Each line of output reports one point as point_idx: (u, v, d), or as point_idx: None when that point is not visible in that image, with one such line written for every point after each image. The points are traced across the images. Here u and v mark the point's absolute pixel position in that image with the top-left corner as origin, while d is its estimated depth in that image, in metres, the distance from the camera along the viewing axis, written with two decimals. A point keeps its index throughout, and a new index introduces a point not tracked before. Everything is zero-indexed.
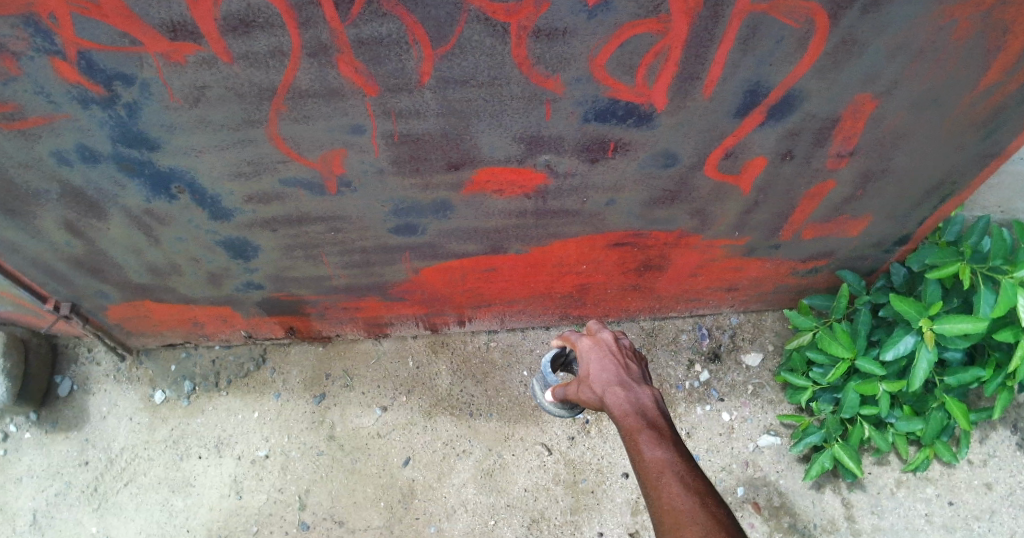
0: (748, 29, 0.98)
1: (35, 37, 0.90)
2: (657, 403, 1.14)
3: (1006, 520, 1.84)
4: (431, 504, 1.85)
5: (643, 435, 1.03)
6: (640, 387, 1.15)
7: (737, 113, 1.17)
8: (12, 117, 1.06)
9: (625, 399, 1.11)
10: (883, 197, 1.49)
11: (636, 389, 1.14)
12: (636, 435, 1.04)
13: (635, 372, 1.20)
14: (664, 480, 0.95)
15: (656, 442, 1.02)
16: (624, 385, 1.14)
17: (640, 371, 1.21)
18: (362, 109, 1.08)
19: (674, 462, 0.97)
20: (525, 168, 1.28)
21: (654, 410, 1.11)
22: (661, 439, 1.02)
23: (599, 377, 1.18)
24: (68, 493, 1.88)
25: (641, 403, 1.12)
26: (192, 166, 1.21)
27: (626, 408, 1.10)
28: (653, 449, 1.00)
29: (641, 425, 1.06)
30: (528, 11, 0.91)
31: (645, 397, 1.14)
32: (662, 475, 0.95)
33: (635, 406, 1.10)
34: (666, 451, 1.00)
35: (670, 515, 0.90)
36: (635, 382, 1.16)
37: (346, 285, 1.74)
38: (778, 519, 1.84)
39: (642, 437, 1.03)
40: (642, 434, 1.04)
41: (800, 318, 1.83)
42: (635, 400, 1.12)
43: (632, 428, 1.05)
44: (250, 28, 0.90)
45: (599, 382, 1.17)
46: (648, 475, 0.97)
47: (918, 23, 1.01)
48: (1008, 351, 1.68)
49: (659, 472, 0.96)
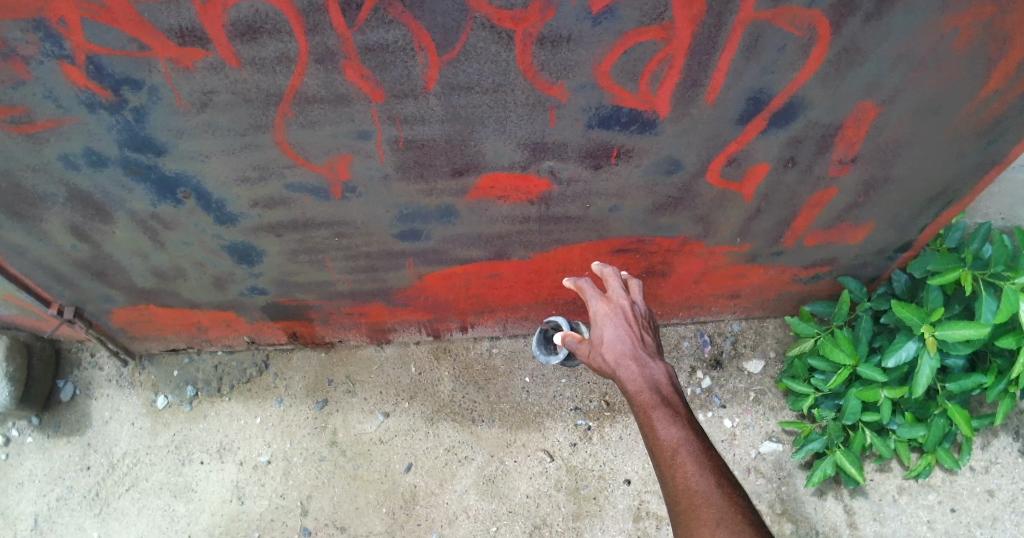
0: (751, 36, 0.99)
1: (45, 41, 0.91)
2: (670, 379, 1.12)
3: (1009, 527, 1.83)
4: (433, 509, 1.84)
5: (658, 413, 1.03)
6: (655, 361, 1.13)
7: (740, 120, 1.18)
8: (21, 120, 1.07)
9: (639, 374, 1.10)
10: (885, 205, 1.51)
11: (651, 364, 1.12)
12: (651, 412, 1.03)
13: (650, 343, 1.17)
14: (679, 459, 0.95)
15: (671, 420, 1.01)
16: (639, 360, 1.12)
17: (655, 343, 1.18)
18: (368, 115, 1.09)
19: (689, 442, 0.97)
20: (529, 175, 1.29)
21: (669, 386, 1.10)
22: (675, 417, 1.02)
23: (613, 346, 1.15)
24: (69, 498, 1.88)
25: (655, 379, 1.10)
26: (198, 171, 1.22)
27: (640, 383, 1.09)
28: (668, 427, 1.00)
29: (655, 403, 1.05)
30: (534, 18, 0.92)
31: (659, 372, 1.12)
32: (677, 455, 0.96)
33: (649, 381, 1.09)
34: (680, 429, 0.99)
35: (685, 495, 0.91)
36: (650, 357, 1.13)
37: (350, 290, 1.75)
38: (780, 525, 1.84)
39: (656, 414, 1.02)
40: (656, 411, 1.03)
41: (802, 325, 1.84)
42: (650, 376, 1.10)
43: (647, 405, 1.05)
44: (260, 34, 0.92)
45: (613, 352, 1.14)
46: (662, 453, 0.97)
47: (919, 32, 1.03)
48: (1011, 358, 1.67)
49: (674, 451, 0.96)
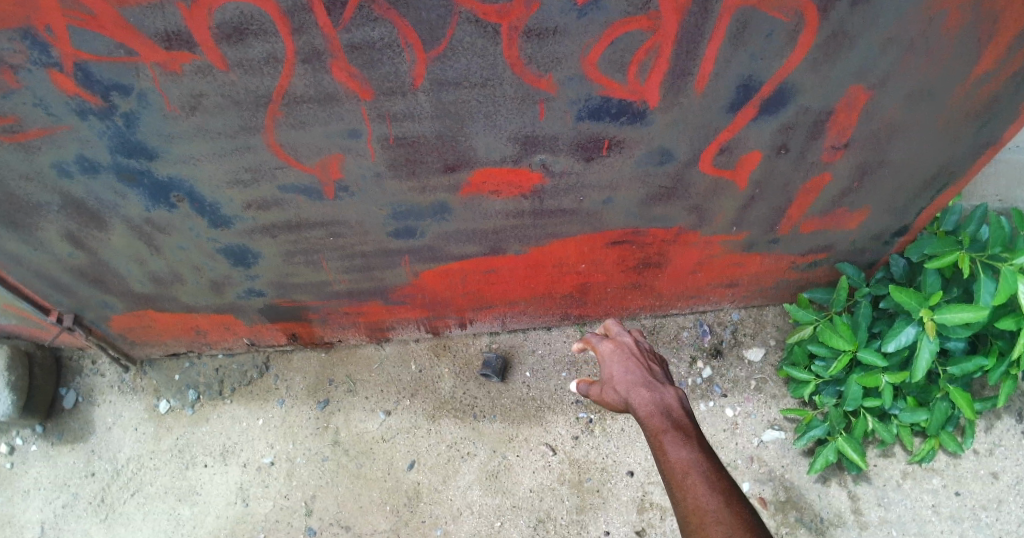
0: (739, 24, 0.99)
1: (33, 49, 0.91)
2: (682, 404, 1.14)
3: (1014, 509, 1.82)
4: (437, 506, 1.85)
5: (668, 436, 1.04)
6: (664, 388, 1.16)
7: (731, 108, 1.17)
8: (12, 129, 1.07)
9: (650, 400, 1.13)
10: (880, 190, 1.50)
11: (661, 390, 1.16)
12: (661, 435, 1.05)
13: (659, 373, 1.21)
14: (690, 480, 0.95)
15: (681, 441, 1.02)
16: (648, 386, 1.16)
17: (664, 373, 1.22)
18: (357, 113, 1.09)
19: (699, 462, 0.97)
20: (522, 168, 1.28)
21: (680, 410, 1.12)
22: (686, 439, 1.03)
23: (622, 378, 1.19)
24: (75, 504, 1.89)
25: (666, 404, 1.13)
26: (190, 175, 1.22)
27: (651, 408, 1.11)
28: (678, 449, 1.01)
29: (666, 426, 1.06)
30: (519, 11, 0.92)
31: (669, 397, 1.15)
32: (687, 475, 0.96)
33: (660, 406, 1.12)
34: (690, 451, 1.00)
35: (695, 514, 0.90)
36: (659, 383, 1.17)
37: (347, 290, 1.75)
38: (784, 513, 1.84)
39: (667, 437, 1.04)
40: (667, 434, 1.05)
41: (801, 312, 1.83)
42: (660, 400, 1.13)
43: (658, 429, 1.06)
44: (246, 35, 0.91)
45: (624, 383, 1.18)
46: (673, 475, 0.97)
47: (907, 14, 1.02)
48: (1011, 340, 1.66)
49: (684, 472, 0.96)
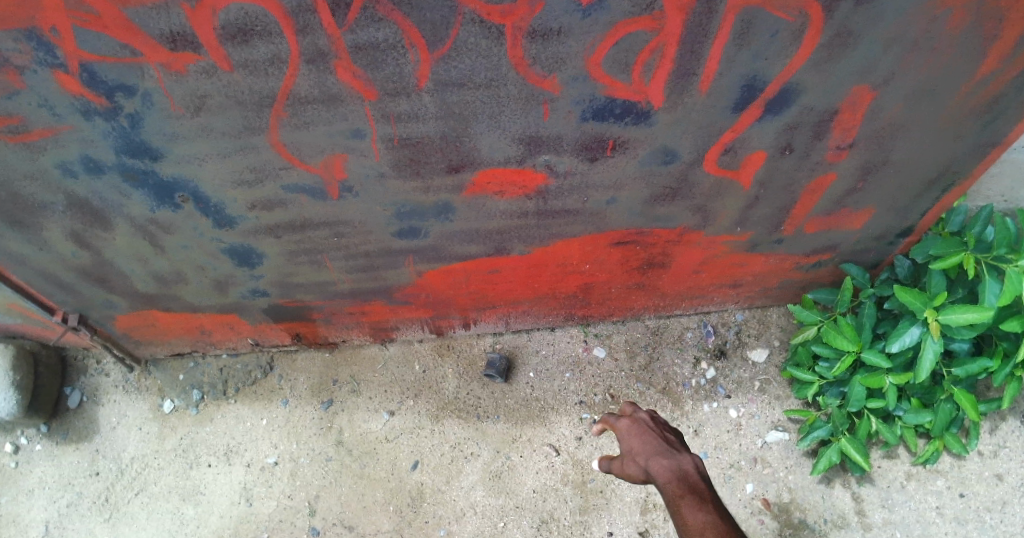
0: (742, 23, 0.99)
1: (37, 50, 0.92)
2: (699, 468, 1.14)
3: (1019, 511, 1.82)
4: (440, 506, 1.85)
5: (687, 500, 1.05)
6: (680, 453, 1.17)
7: (735, 108, 1.17)
8: (16, 130, 1.08)
9: (667, 465, 1.13)
10: (884, 189, 1.49)
11: (678, 456, 1.16)
12: (680, 501, 1.05)
13: (675, 440, 1.22)
14: None
15: (699, 505, 1.03)
16: (664, 452, 1.16)
17: (679, 439, 1.22)
18: (361, 113, 1.09)
19: (717, 526, 0.98)
20: (525, 169, 1.28)
21: (697, 475, 1.12)
22: (703, 503, 1.04)
23: (640, 449, 1.19)
24: (79, 504, 1.90)
25: (684, 469, 1.12)
26: (194, 174, 1.22)
27: (669, 474, 1.11)
28: (696, 513, 1.02)
29: (683, 491, 1.07)
30: (522, 11, 0.92)
31: (686, 462, 1.14)
32: None
33: (678, 471, 1.12)
34: (708, 515, 1.01)
35: None
36: (675, 449, 1.18)
37: (350, 290, 1.75)
38: (788, 514, 1.83)
39: (685, 501, 1.05)
40: (685, 499, 1.05)
41: (805, 313, 1.83)
42: (677, 465, 1.13)
43: (676, 494, 1.07)
44: (250, 36, 0.92)
45: (641, 453, 1.18)
46: None
47: (912, 14, 1.02)
48: (1017, 341, 1.64)
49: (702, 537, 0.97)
